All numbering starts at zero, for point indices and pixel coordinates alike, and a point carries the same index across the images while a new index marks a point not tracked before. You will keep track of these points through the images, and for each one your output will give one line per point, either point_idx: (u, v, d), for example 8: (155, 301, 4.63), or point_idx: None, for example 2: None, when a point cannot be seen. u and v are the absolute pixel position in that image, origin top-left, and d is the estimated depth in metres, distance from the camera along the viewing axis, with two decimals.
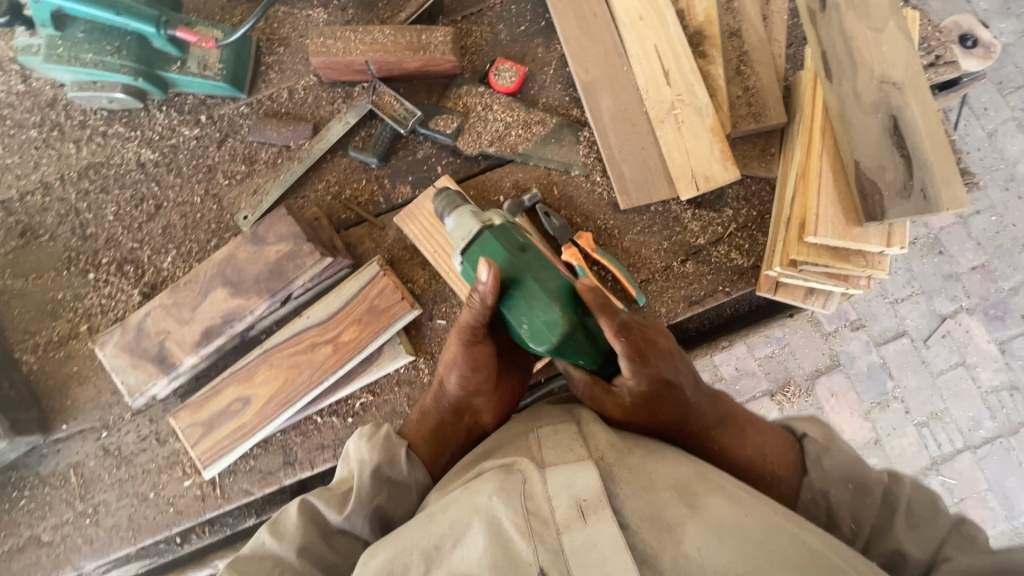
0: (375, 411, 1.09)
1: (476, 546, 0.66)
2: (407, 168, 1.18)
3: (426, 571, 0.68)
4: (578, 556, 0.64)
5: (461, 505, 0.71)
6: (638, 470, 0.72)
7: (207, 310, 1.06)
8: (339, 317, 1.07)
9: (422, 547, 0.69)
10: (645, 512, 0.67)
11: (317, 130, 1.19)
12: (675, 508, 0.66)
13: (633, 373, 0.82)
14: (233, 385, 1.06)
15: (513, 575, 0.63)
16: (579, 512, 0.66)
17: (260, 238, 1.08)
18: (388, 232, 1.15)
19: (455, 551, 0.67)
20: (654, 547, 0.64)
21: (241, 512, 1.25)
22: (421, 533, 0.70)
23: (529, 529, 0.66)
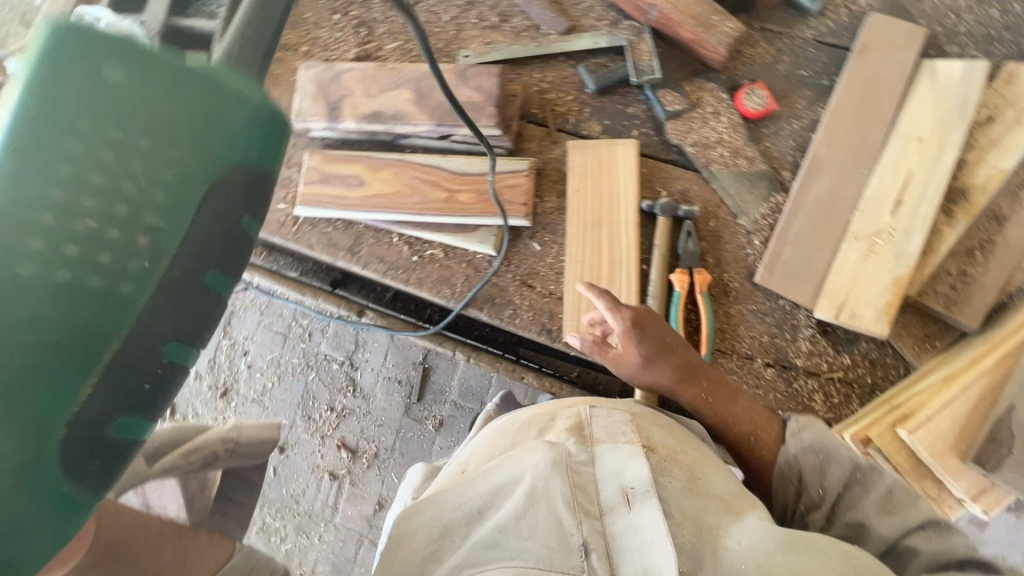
0: (436, 267, 1.17)
1: (516, 503, 0.78)
2: (610, 113, 1.20)
3: (477, 524, 0.79)
4: (619, 533, 0.77)
5: (505, 466, 0.82)
6: (688, 471, 0.84)
7: (389, 99, 1.17)
8: (469, 178, 1.15)
9: (466, 506, 0.81)
10: (691, 514, 0.79)
11: (570, 32, 1.24)
12: (715, 516, 0.78)
13: (618, 321, 0.98)
14: (362, 165, 1.18)
15: (559, 540, 0.75)
16: (624, 499, 0.79)
17: (465, 76, 1.16)
18: (556, 148, 1.20)
19: (501, 506, 0.80)
20: (692, 540, 0.76)
21: (292, 260, 1.41)
22: (465, 493, 0.82)
23: (576, 503, 0.78)
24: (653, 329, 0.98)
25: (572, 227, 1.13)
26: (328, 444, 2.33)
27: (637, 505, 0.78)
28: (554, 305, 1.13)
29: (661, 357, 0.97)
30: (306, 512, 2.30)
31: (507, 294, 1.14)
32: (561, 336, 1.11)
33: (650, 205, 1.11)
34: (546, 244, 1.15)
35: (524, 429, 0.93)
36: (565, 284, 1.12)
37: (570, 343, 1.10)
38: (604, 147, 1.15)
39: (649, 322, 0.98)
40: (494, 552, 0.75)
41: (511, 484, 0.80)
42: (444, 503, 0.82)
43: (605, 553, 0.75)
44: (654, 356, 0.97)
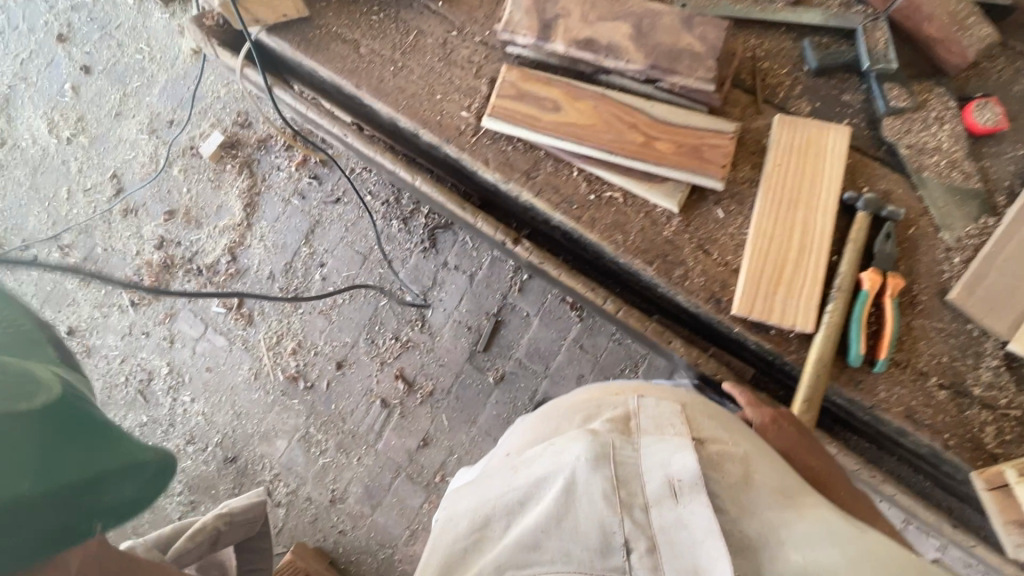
0: (611, 211, 1.13)
1: (552, 497, 0.85)
2: (824, 96, 1.15)
3: (513, 514, 0.88)
4: (667, 527, 0.83)
5: (546, 461, 0.90)
6: (743, 467, 0.91)
7: (605, 29, 1.13)
8: (669, 128, 1.10)
9: (511, 496, 0.89)
10: (742, 522, 0.85)
11: (799, 3, 1.18)
12: (769, 516, 0.85)
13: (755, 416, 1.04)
14: (560, 91, 1.14)
15: (603, 537, 0.82)
16: (671, 492, 0.85)
17: (690, 22, 1.11)
18: (758, 120, 1.15)
19: (539, 502, 0.87)
20: (752, 543, 0.83)
21: (440, 176, 1.39)
22: (502, 488, 0.91)
23: (622, 499, 0.85)
24: (794, 429, 1.01)
25: (765, 203, 1.08)
26: (386, 372, 2.31)
27: (683, 497, 0.84)
28: (727, 276, 1.09)
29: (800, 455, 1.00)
30: (350, 432, 2.29)
31: (681, 254, 1.11)
32: (729, 309, 1.07)
33: (854, 198, 1.06)
34: (730, 214, 1.11)
35: (586, 416, 1.03)
36: (745, 258, 1.07)
37: (738, 318, 1.07)
38: (815, 128, 1.10)
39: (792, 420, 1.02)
40: (532, 554, 0.82)
41: (553, 474, 0.88)
42: (485, 492, 0.92)
43: (648, 542, 0.81)
44: (794, 455, 1.00)
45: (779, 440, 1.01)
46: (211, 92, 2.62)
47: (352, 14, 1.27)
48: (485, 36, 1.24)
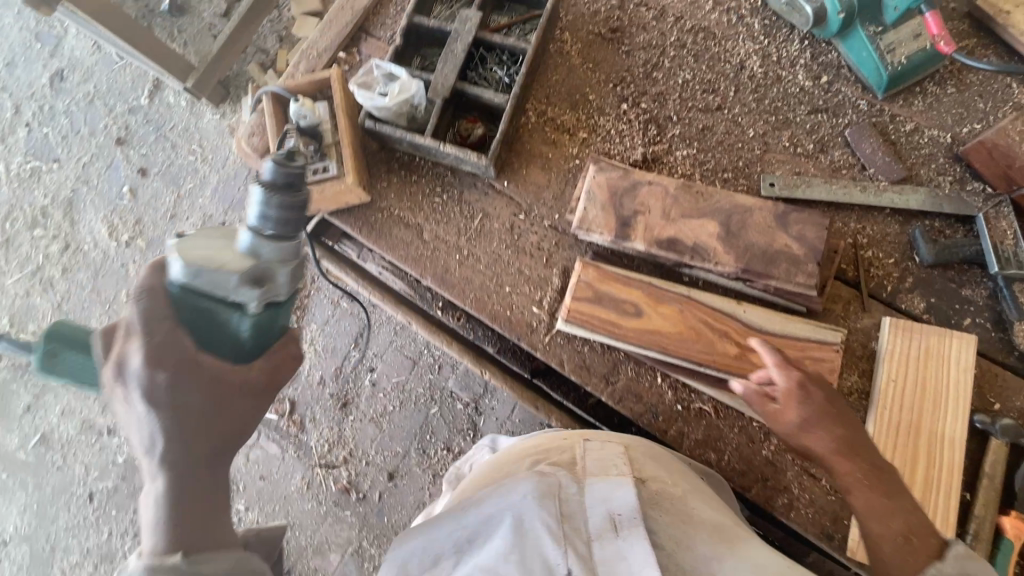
0: (702, 424, 1.04)
1: (500, 541, 0.78)
2: (940, 290, 1.03)
3: (457, 559, 0.81)
4: (607, 564, 0.75)
5: (496, 495, 0.83)
6: (681, 510, 0.85)
7: (691, 227, 1.04)
8: (765, 338, 1.01)
9: (457, 534, 0.83)
10: (683, 559, 0.78)
11: (904, 183, 1.07)
12: (706, 542, 0.79)
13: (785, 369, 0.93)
14: (640, 292, 1.06)
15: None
16: (612, 525, 0.78)
17: (786, 220, 1.02)
18: (865, 318, 1.04)
19: (483, 548, 0.79)
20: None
21: (493, 346, 1.37)
22: (452, 527, 0.83)
23: (563, 533, 0.77)
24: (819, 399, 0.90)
25: (881, 424, 0.97)
26: (438, 484, 2.26)
27: (624, 531, 0.77)
28: (839, 508, 0.97)
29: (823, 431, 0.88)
30: None
31: (784, 479, 1.00)
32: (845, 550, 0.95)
33: (987, 423, 0.94)
34: None
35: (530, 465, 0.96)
36: None
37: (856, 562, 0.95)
38: (934, 335, 0.98)
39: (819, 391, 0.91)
40: None
41: (500, 515, 0.81)
42: (432, 535, 0.84)
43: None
44: (820, 424, 0.88)
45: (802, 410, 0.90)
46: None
47: (414, 195, 1.23)
48: (554, 219, 1.17)
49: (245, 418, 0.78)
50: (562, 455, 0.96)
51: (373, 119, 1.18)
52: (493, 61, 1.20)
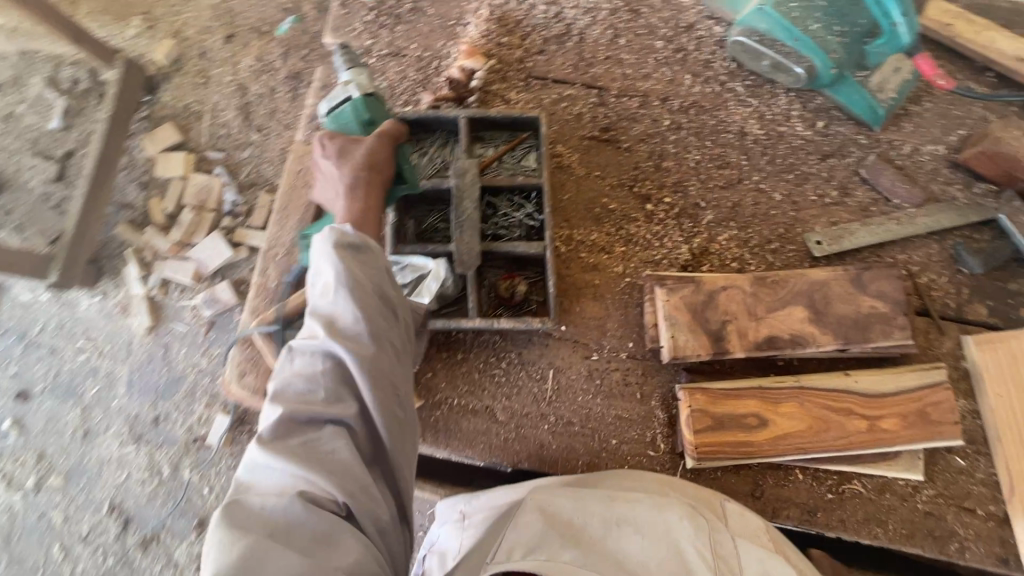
0: (855, 502, 1.03)
1: (649, 547, 0.73)
2: (992, 292, 1.10)
3: (602, 534, 0.75)
4: None
5: (649, 508, 0.78)
6: None
7: (780, 320, 1.01)
8: (886, 401, 1.01)
9: (607, 528, 0.76)
10: None
11: (927, 204, 1.12)
12: None
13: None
14: (757, 400, 1.01)
15: None
16: None
17: (862, 283, 1.03)
18: (945, 341, 1.09)
19: (632, 536, 0.74)
20: None
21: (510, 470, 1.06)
22: (604, 509, 0.79)
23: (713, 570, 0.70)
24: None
25: (1005, 439, 1.03)
26: None
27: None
28: (1002, 530, 1.02)
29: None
30: None
31: (947, 524, 1.03)
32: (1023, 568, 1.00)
33: None
34: (969, 457, 1.05)
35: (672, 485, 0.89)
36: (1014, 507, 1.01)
37: None
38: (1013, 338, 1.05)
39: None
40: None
41: (654, 528, 0.75)
42: (584, 509, 0.79)
43: None
44: None
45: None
46: (190, 368, 1.85)
47: (470, 376, 1.07)
48: (631, 348, 1.08)
49: (377, 159, 0.92)
50: (699, 495, 0.87)
51: None
52: (504, 204, 1.07)
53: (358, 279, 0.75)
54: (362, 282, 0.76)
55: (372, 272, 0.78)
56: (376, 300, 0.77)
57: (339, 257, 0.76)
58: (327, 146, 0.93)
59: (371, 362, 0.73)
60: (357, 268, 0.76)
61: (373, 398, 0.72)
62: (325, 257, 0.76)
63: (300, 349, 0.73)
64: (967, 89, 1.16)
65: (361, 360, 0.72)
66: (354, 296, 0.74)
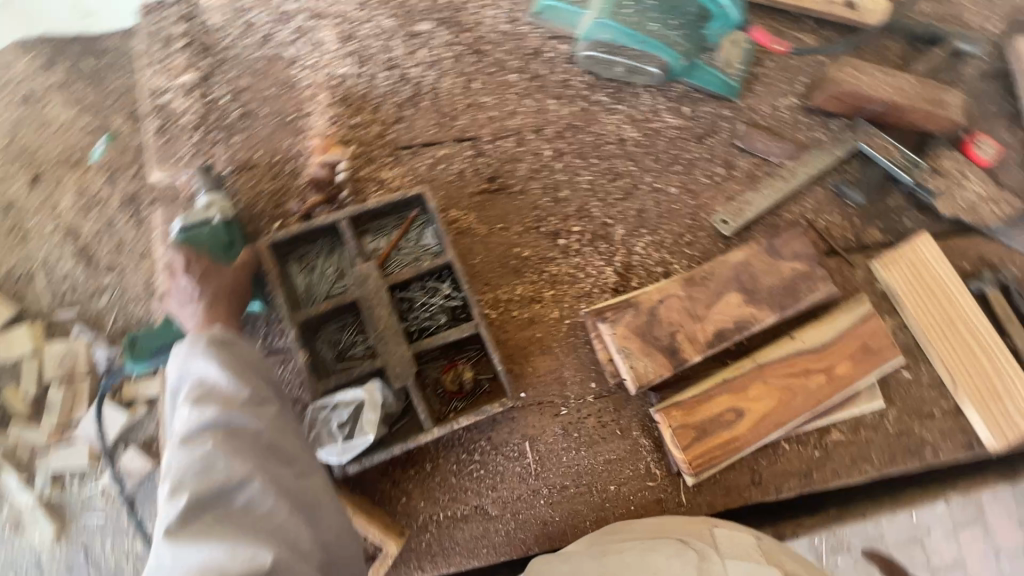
0: (841, 449, 1.08)
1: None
2: (878, 214, 1.19)
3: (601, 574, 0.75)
4: None
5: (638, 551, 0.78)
6: None
7: (721, 312, 1.02)
8: (833, 349, 1.06)
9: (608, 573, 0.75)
10: None
11: (800, 154, 1.19)
12: None
13: None
14: (726, 393, 1.02)
15: None
16: None
17: (775, 250, 1.07)
18: (858, 272, 1.16)
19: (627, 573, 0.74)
20: None
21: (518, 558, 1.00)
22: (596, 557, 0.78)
23: None
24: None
25: (933, 340, 1.12)
26: None
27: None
28: (958, 420, 1.12)
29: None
30: None
31: (916, 435, 1.10)
32: (986, 447, 1.10)
33: (982, 286, 1.16)
34: (912, 367, 1.13)
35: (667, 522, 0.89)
36: (963, 397, 1.10)
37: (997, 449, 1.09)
38: (908, 250, 1.15)
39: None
40: None
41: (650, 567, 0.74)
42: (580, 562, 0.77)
43: None
44: None
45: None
46: None
47: (447, 482, 0.98)
48: (595, 388, 1.04)
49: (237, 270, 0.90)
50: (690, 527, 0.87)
51: (357, 458, 0.92)
52: (419, 293, 0.99)
53: (239, 360, 0.79)
54: (243, 364, 0.79)
55: (250, 358, 0.81)
56: (260, 379, 0.79)
57: (213, 347, 0.79)
58: (192, 260, 0.87)
59: (274, 428, 0.75)
60: (234, 351, 0.80)
61: (287, 461, 0.73)
62: (199, 353, 0.78)
63: (187, 438, 0.69)
64: (801, 45, 1.25)
65: (264, 428, 0.73)
66: (238, 373, 0.77)
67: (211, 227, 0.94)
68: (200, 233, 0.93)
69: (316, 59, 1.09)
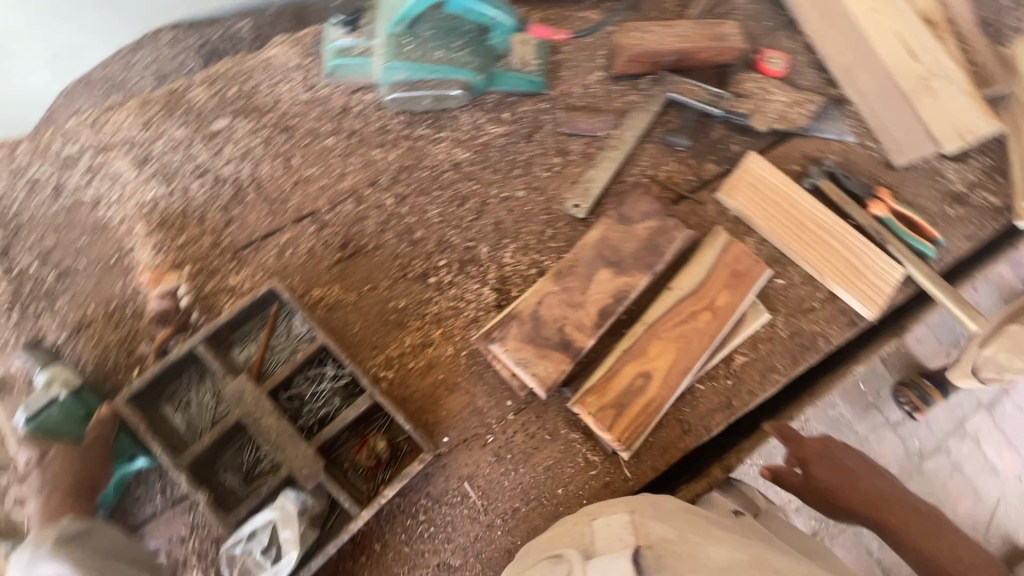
0: (750, 370, 1.15)
1: None
2: (708, 149, 1.28)
3: None
4: None
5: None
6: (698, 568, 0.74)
7: (597, 292, 1.06)
8: (708, 285, 1.13)
9: None
10: None
11: (622, 120, 1.26)
12: None
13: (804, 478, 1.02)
14: (630, 362, 1.06)
15: None
16: None
17: (626, 217, 1.12)
18: (708, 207, 1.24)
19: None
20: None
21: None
22: None
23: None
24: (832, 457, 1.04)
25: (791, 243, 1.21)
26: None
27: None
28: (836, 304, 1.21)
29: (846, 484, 1.02)
30: None
31: (807, 332, 1.19)
32: (865, 318, 1.20)
33: (812, 181, 1.26)
34: (783, 272, 1.22)
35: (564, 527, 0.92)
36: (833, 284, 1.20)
37: (874, 316, 1.20)
38: (741, 173, 1.24)
39: (831, 451, 1.05)
40: None
41: None
42: None
43: None
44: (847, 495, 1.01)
45: (824, 475, 1.02)
46: None
47: (402, 553, 0.97)
48: (512, 405, 1.06)
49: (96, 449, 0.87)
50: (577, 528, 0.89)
51: None
52: (305, 385, 0.97)
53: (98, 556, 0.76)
54: (102, 556, 0.77)
55: (108, 548, 0.79)
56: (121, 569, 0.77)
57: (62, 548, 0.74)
58: (47, 450, 0.85)
59: None
60: (90, 548, 0.76)
61: None
62: (44, 557, 0.73)
63: None
64: (588, 23, 1.32)
65: None
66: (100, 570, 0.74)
67: (66, 406, 0.89)
68: (53, 418, 0.88)
69: (122, 191, 1.05)
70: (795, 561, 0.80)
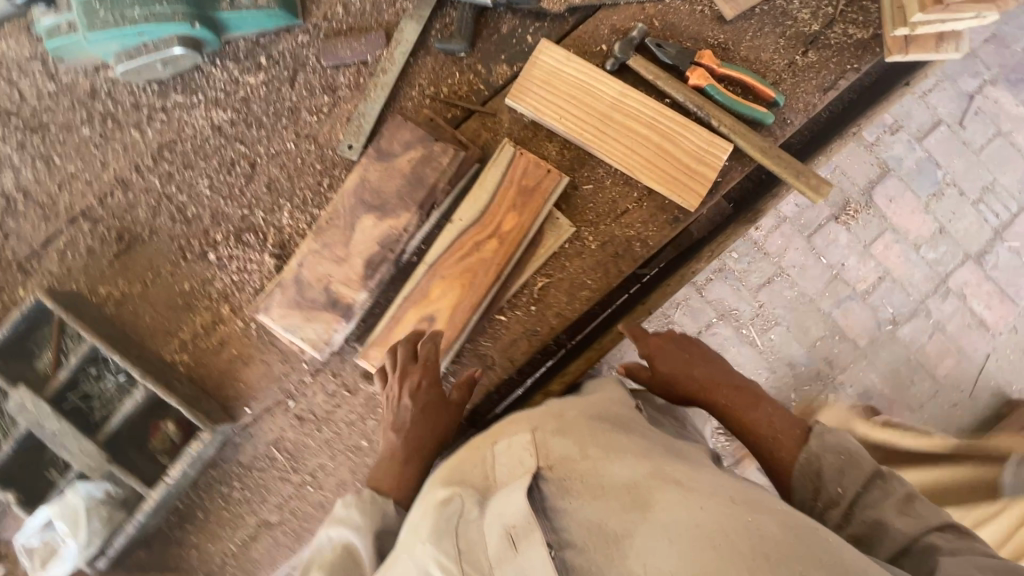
0: (556, 292, 1.07)
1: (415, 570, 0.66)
2: (497, 48, 1.11)
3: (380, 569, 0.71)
4: None
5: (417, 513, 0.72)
6: (593, 485, 0.66)
7: (361, 242, 1.00)
8: (493, 208, 1.03)
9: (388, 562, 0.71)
10: (592, 526, 0.63)
11: (391, 36, 1.10)
12: (621, 518, 0.62)
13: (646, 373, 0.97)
14: (412, 308, 1.01)
15: None
16: (510, 543, 0.62)
17: (386, 152, 1.01)
18: (502, 118, 1.10)
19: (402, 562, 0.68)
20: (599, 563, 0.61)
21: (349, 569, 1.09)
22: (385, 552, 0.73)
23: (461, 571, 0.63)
24: (673, 349, 0.97)
25: (595, 141, 1.06)
26: None
27: (523, 545, 0.61)
28: (656, 202, 1.08)
29: (682, 374, 0.95)
30: None
31: (620, 239, 1.07)
32: (688, 212, 1.06)
33: (615, 61, 1.07)
34: (592, 177, 1.08)
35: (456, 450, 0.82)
36: (646, 180, 1.06)
37: (698, 208, 1.06)
38: (530, 69, 1.07)
39: (672, 343, 0.98)
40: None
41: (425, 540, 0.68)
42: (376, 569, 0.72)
43: None
44: (688, 385, 0.95)
45: (665, 369, 0.96)
46: None
47: (224, 517, 1.05)
48: (307, 368, 1.06)
49: None
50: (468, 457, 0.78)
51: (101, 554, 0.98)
52: (92, 380, 1.02)
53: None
54: None
55: None
56: None
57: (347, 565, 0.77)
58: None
59: None
60: None
61: None
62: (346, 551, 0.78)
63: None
64: None
65: None
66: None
67: None
68: None
69: None
70: (693, 461, 0.73)
